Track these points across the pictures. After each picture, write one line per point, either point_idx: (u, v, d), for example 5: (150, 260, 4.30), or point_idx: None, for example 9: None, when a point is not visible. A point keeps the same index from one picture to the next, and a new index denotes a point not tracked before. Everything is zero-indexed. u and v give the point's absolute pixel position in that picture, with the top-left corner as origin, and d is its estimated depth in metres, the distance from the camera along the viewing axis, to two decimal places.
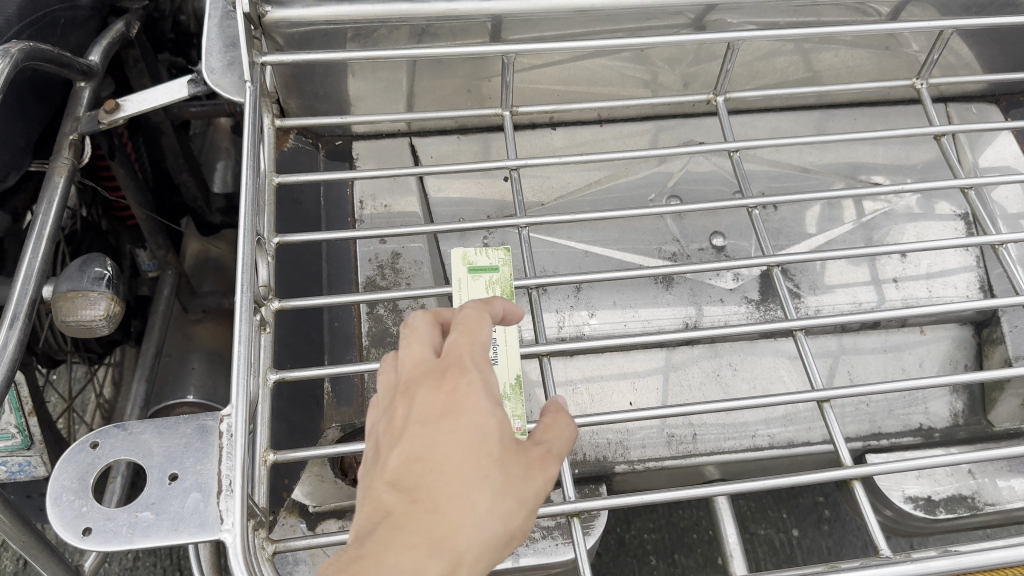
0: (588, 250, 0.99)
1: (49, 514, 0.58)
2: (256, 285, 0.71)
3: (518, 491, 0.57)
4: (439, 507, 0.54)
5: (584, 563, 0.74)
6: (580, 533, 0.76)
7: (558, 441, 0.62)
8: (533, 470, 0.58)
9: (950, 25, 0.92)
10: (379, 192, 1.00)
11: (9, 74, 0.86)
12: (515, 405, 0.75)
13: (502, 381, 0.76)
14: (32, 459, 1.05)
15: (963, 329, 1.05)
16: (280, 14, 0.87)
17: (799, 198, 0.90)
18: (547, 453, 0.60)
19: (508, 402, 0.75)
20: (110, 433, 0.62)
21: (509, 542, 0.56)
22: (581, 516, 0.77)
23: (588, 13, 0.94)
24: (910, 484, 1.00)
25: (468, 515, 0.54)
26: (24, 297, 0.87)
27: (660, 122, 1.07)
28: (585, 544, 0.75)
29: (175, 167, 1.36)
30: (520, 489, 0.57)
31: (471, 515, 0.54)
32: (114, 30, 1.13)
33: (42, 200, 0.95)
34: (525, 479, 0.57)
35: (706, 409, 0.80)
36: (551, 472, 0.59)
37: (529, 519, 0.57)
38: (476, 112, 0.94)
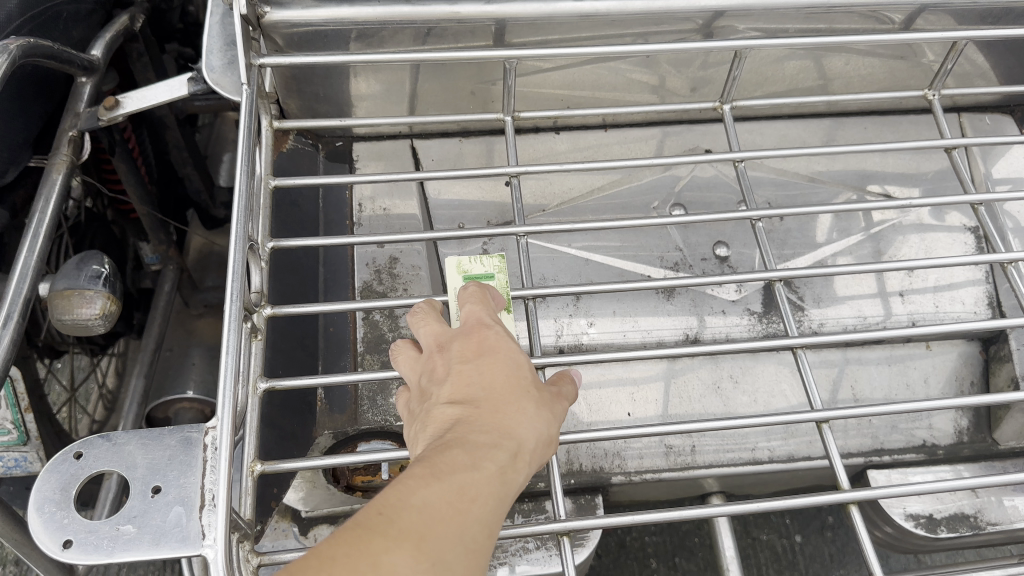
0: (589, 258, 0.98)
1: (30, 526, 0.57)
2: (247, 292, 0.70)
3: (554, 405, 0.65)
4: (501, 401, 0.61)
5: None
6: (569, 551, 0.76)
7: (571, 388, 0.70)
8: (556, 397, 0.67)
9: (964, 36, 0.90)
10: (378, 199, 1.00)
11: (6, 70, 0.85)
12: None
13: None
14: (29, 454, 1.05)
15: (970, 346, 1.03)
16: (280, 15, 0.86)
17: (805, 211, 0.89)
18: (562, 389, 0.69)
19: None
20: (94, 444, 0.61)
21: (551, 445, 0.63)
22: (570, 535, 0.76)
23: (593, 18, 0.93)
24: (912, 502, 0.98)
25: (525, 407, 0.62)
26: (18, 296, 0.87)
27: (665, 128, 1.06)
28: (574, 562, 0.75)
29: (179, 161, 1.35)
30: (552, 401, 0.65)
31: (525, 414, 0.61)
32: (117, 24, 1.13)
33: (40, 197, 0.94)
34: (552, 396, 0.66)
35: (706, 426, 0.78)
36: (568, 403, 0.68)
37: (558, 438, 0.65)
38: (477, 117, 0.93)
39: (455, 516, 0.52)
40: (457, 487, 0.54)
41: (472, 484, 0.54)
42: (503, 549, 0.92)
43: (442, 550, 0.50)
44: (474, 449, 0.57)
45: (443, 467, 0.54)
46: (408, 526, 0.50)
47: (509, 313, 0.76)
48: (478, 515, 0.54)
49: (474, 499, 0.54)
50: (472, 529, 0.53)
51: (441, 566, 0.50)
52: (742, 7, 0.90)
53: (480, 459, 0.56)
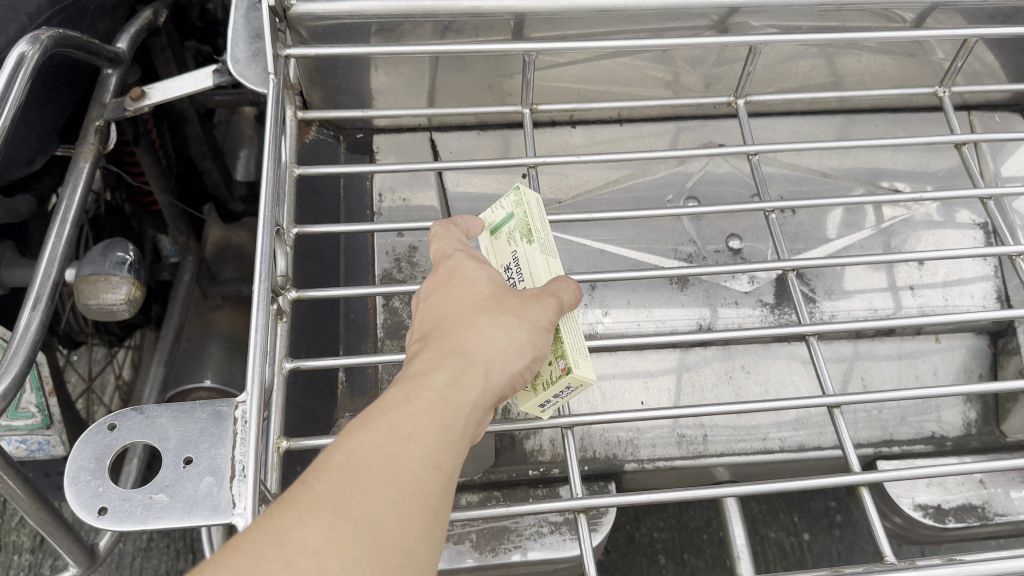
0: (605, 248, 1.00)
1: (67, 493, 0.59)
2: (274, 274, 0.72)
3: (520, 309, 0.64)
4: (451, 331, 0.62)
5: (587, 559, 0.72)
6: (586, 530, 0.75)
7: (558, 287, 0.68)
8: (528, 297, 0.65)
9: (974, 34, 0.92)
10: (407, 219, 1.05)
11: (38, 60, 0.88)
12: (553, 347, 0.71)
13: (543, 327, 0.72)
14: (51, 438, 1.08)
15: (978, 339, 1.04)
16: (306, 8, 0.89)
17: (816, 203, 0.90)
18: (541, 291, 0.67)
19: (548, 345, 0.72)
20: (128, 416, 0.63)
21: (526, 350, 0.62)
22: (588, 513, 0.76)
23: (610, 14, 0.95)
24: (920, 492, 1.00)
25: (474, 329, 0.62)
26: (48, 279, 0.89)
27: (679, 123, 1.08)
28: (590, 539, 0.74)
29: (199, 154, 1.36)
30: (518, 307, 0.64)
31: (479, 331, 0.61)
32: (141, 18, 1.15)
33: (68, 184, 0.97)
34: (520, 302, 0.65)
35: (720, 410, 0.80)
36: (549, 300, 0.66)
37: (539, 336, 0.64)
38: (496, 108, 0.95)
39: (387, 460, 0.52)
40: (389, 427, 0.53)
41: (408, 420, 0.54)
42: (518, 533, 0.94)
43: (369, 504, 0.50)
44: (412, 381, 0.57)
45: (376, 410, 0.55)
46: (329, 488, 0.50)
47: (532, 242, 0.73)
48: (414, 440, 0.53)
49: (408, 425, 0.54)
50: (410, 466, 0.52)
51: (368, 520, 0.49)
52: (756, 3, 0.92)
53: (418, 390, 0.56)
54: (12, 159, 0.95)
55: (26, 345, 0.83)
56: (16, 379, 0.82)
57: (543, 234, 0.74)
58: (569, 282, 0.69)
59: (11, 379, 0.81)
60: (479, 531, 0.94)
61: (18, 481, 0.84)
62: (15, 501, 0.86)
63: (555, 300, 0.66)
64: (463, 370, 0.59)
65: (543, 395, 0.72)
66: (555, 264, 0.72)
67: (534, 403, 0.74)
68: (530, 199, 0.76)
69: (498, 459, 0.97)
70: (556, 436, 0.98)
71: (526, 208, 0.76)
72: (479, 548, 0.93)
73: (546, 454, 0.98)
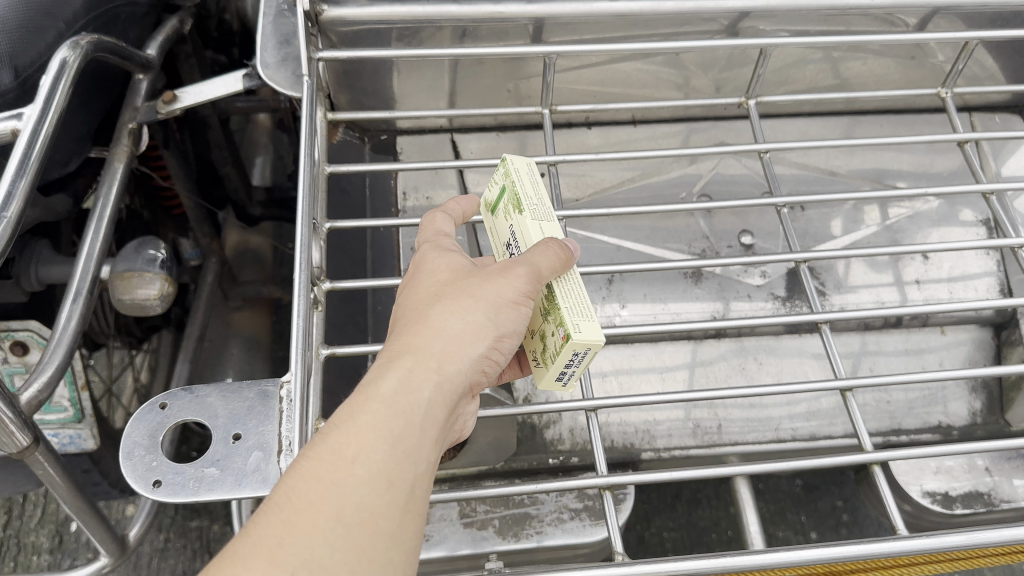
0: (621, 244, 1.04)
1: (122, 466, 0.62)
2: (311, 266, 0.76)
3: (478, 290, 0.67)
4: (405, 336, 0.66)
5: (614, 533, 0.75)
6: (612, 507, 0.78)
7: (534, 252, 0.70)
8: (487, 278, 0.68)
9: (976, 36, 0.96)
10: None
11: (79, 64, 0.92)
12: (555, 318, 0.71)
13: (548, 300, 0.73)
14: (82, 432, 1.11)
15: (983, 332, 1.07)
16: (336, 13, 0.92)
17: (826, 199, 0.94)
18: (511, 261, 0.70)
19: (551, 317, 0.72)
20: (178, 396, 0.67)
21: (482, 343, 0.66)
22: (613, 491, 0.79)
23: (627, 18, 0.99)
24: (928, 479, 1.03)
25: (429, 324, 0.66)
26: (86, 275, 0.93)
27: (691, 124, 1.12)
28: (616, 514, 0.77)
29: (220, 159, 1.39)
30: (474, 290, 0.68)
31: (432, 330, 0.65)
32: (168, 26, 1.19)
33: (103, 184, 1.00)
34: (478, 284, 0.68)
35: (737, 393, 0.83)
36: (517, 268, 0.68)
37: (496, 324, 0.68)
38: (518, 109, 0.99)
39: (330, 487, 0.55)
40: (333, 450, 0.57)
41: (351, 441, 0.58)
42: (539, 519, 0.97)
43: (313, 537, 0.53)
44: (360, 395, 0.60)
45: (323, 433, 0.58)
46: (274, 528, 0.53)
47: (522, 211, 0.74)
48: (367, 443, 0.58)
49: (361, 429, 0.58)
50: (354, 488, 0.56)
51: (313, 554, 0.52)
52: (767, 7, 0.97)
53: (366, 403, 0.60)
54: (51, 160, 0.98)
55: (66, 339, 0.88)
56: (57, 370, 0.86)
57: (533, 201, 0.76)
58: (545, 244, 0.70)
59: (53, 368, 0.85)
60: (502, 517, 0.97)
61: (56, 467, 0.88)
62: (53, 488, 0.91)
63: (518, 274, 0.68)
64: (416, 366, 0.63)
65: (553, 369, 0.72)
66: (547, 229, 0.73)
67: (551, 378, 0.74)
68: (515, 170, 0.77)
69: (520, 448, 1.01)
70: (575, 425, 1.02)
71: (513, 180, 0.77)
72: (502, 534, 0.96)
73: (565, 443, 1.02)
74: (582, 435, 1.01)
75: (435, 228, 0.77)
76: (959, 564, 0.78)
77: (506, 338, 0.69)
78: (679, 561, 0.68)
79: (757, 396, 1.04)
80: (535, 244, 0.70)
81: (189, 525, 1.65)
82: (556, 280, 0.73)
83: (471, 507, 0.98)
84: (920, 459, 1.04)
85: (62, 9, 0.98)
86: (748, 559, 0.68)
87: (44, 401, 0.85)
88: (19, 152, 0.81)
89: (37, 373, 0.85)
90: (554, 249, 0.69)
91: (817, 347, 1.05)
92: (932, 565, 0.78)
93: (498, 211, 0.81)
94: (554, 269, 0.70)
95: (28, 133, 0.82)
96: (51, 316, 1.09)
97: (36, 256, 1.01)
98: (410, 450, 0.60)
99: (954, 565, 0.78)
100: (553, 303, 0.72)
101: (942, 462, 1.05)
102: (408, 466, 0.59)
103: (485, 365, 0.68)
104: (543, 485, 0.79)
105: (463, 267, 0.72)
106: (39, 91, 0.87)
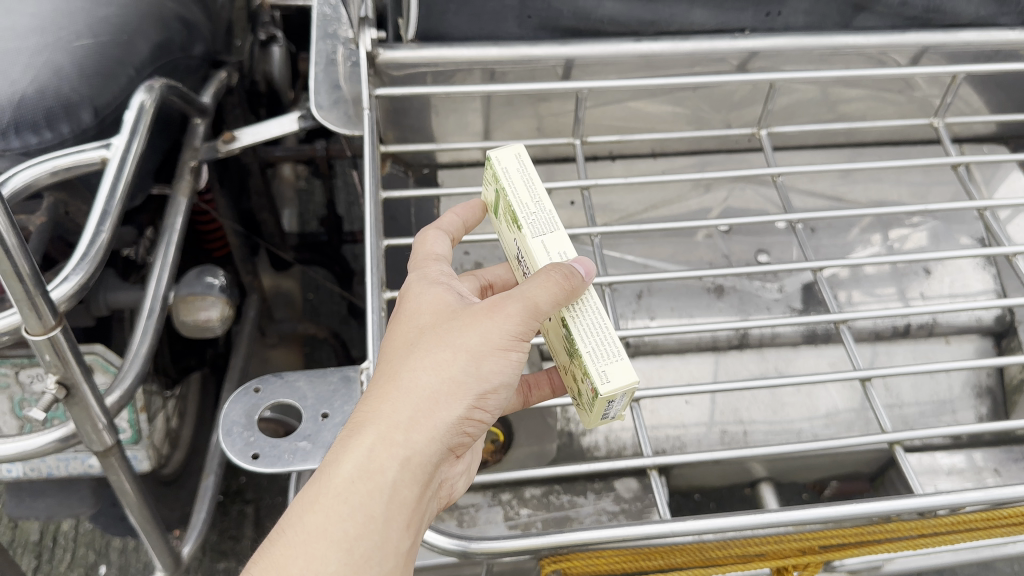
0: (646, 263, 1.14)
1: (225, 442, 0.74)
2: (378, 274, 0.86)
3: (455, 342, 0.72)
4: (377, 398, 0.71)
5: (660, 498, 0.86)
6: (659, 484, 0.89)
7: (535, 282, 0.73)
8: (468, 325, 0.72)
9: (963, 69, 1.07)
10: (471, 250, 1.19)
11: (153, 106, 1.01)
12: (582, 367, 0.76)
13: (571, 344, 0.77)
14: (139, 453, 1.17)
15: (984, 341, 1.15)
16: (391, 55, 1.02)
17: (834, 214, 1.07)
18: (504, 297, 0.73)
19: (579, 365, 0.76)
20: (269, 381, 0.79)
21: (452, 406, 0.71)
22: (657, 471, 0.90)
23: (647, 59, 1.10)
24: (942, 480, 1.10)
25: (404, 382, 0.70)
26: (158, 296, 1.00)
27: (706, 156, 1.23)
28: (662, 487, 0.88)
29: (259, 206, 1.47)
30: (453, 342, 0.72)
31: (400, 393, 0.70)
32: (218, 78, 1.31)
33: (168, 216, 1.09)
34: (459, 336, 0.72)
35: (763, 385, 0.94)
36: (510, 305, 0.72)
37: (470, 380, 0.71)
38: (552, 140, 1.10)
39: None
40: (285, 558, 0.63)
41: (305, 546, 0.64)
42: (580, 520, 1.03)
43: None
44: (320, 482, 0.66)
45: (285, 532, 0.65)
46: None
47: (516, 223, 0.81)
48: (323, 549, 0.64)
49: (317, 530, 0.65)
50: None
51: None
52: (774, 47, 1.07)
53: (324, 494, 0.66)
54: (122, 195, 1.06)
55: (141, 359, 0.94)
56: (134, 379, 0.93)
57: (528, 208, 0.82)
58: (545, 276, 0.72)
59: (131, 378, 0.93)
60: (544, 519, 1.03)
61: (129, 474, 0.93)
62: (123, 499, 0.96)
63: (499, 323, 0.72)
64: (383, 443, 0.68)
65: (592, 413, 0.77)
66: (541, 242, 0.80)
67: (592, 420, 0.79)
68: (505, 178, 0.83)
69: (560, 454, 1.07)
70: (611, 433, 1.08)
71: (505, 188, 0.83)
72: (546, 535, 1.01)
73: (600, 450, 1.08)
74: (617, 442, 1.07)
75: (428, 250, 0.84)
76: (976, 536, 0.85)
77: (492, 387, 0.73)
78: (727, 519, 0.77)
79: (778, 404, 1.11)
80: (540, 269, 0.73)
81: (216, 566, 1.64)
82: (571, 320, 0.77)
83: (515, 511, 1.04)
84: (933, 461, 1.12)
85: (132, 58, 1.08)
86: (784, 516, 0.77)
87: (124, 406, 0.92)
88: (109, 179, 0.90)
89: (118, 381, 0.92)
90: (555, 282, 0.72)
91: (832, 358, 1.11)
92: (953, 535, 0.84)
93: (500, 216, 0.88)
94: (555, 299, 0.73)
95: (116, 163, 0.92)
96: (112, 341, 1.17)
97: (105, 283, 1.08)
98: (367, 542, 0.66)
99: (972, 534, 0.85)
100: (574, 347, 0.76)
101: (954, 464, 1.12)
102: (367, 563, 0.65)
103: (470, 419, 0.73)
104: (595, 465, 0.90)
105: (449, 303, 0.76)
106: (121, 127, 0.97)
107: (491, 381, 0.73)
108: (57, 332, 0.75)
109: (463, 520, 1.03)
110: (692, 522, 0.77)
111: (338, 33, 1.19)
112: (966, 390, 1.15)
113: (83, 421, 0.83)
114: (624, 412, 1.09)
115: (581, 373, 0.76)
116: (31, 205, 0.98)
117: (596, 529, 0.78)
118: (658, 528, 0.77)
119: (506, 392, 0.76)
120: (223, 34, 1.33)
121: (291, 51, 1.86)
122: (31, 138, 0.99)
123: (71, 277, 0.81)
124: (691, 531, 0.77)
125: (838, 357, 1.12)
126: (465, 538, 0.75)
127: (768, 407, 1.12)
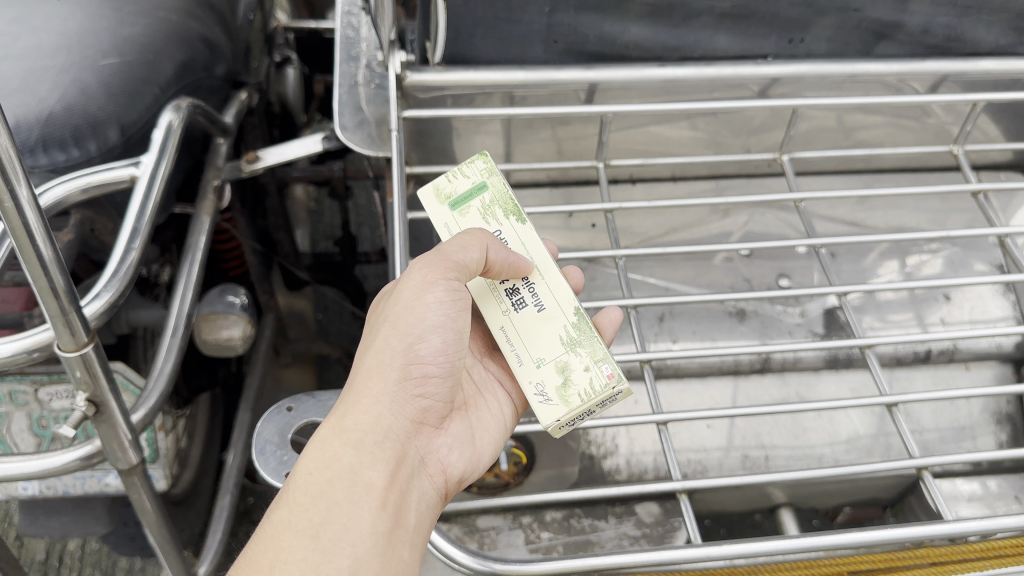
0: (668, 286, 1.14)
1: (259, 460, 0.88)
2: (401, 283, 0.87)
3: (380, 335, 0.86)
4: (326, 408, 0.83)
5: (689, 523, 0.85)
6: (688, 508, 0.88)
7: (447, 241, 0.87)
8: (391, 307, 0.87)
9: (984, 98, 1.08)
10: None
11: (181, 125, 1.02)
12: (562, 396, 0.92)
13: (544, 380, 0.93)
14: (156, 472, 1.16)
15: (1004, 367, 1.15)
16: (417, 77, 1.03)
17: (856, 239, 1.07)
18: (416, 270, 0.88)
19: (560, 392, 0.92)
20: (301, 401, 0.96)
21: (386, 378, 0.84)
22: (685, 495, 0.90)
23: (669, 85, 1.11)
24: (963, 506, 1.10)
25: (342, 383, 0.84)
26: (181, 314, 1.00)
27: (725, 181, 1.24)
28: (692, 511, 0.87)
29: (275, 226, 1.47)
30: (379, 333, 0.86)
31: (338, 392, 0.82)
32: (240, 98, 1.32)
33: (192, 234, 1.09)
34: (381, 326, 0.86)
35: (788, 409, 0.94)
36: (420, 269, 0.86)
37: (399, 353, 0.85)
38: (576, 163, 1.11)
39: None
40: (265, 554, 0.72)
41: (280, 541, 0.73)
42: (601, 544, 1.02)
43: None
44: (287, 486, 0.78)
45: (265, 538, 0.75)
46: None
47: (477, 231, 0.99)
48: (298, 537, 0.73)
49: (287, 523, 0.74)
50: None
51: None
52: (796, 74, 1.07)
53: (288, 493, 0.76)
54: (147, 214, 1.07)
55: (165, 377, 0.94)
56: (159, 399, 0.93)
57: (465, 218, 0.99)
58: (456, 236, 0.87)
59: (155, 398, 0.92)
60: (565, 543, 1.02)
61: (151, 494, 0.93)
62: (142, 517, 0.95)
63: (402, 285, 0.85)
64: (325, 437, 0.79)
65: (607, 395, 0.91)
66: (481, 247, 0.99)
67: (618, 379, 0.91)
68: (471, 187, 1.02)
69: (580, 478, 1.07)
70: (632, 456, 1.08)
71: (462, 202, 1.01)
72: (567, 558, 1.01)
73: (622, 474, 1.07)
74: (639, 466, 1.07)
75: None
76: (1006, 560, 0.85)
77: (422, 349, 0.85)
78: (761, 543, 0.76)
79: (800, 429, 1.11)
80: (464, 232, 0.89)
81: None
82: (523, 372, 0.93)
83: (536, 534, 1.03)
84: (954, 487, 1.11)
85: (157, 77, 1.09)
86: (817, 540, 0.77)
87: (147, 425, 0.92)
88: (140, 198, 0.90)
89: (142, 400, 0.91)
90: (467, 237, 0.87)
91: (854, 383, 1.11)
92: (982, 562, 0.85)
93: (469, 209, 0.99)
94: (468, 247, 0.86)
95: (145, 182, 0.92)
96: (129, 359, 1.17)
97: (128, 302, 1.08)
98: (335, 520, 0.75)
99: (1001, 562, 0.85)
100: (543, 391, 0.92)
101: (974, 491, 1.11)
102: (340, 543, 0.73)
103: (410, 384, 0.85)
104: (624, 488, 0.90)
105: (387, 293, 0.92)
106: (150, 146, 0.98)
107: (417, 337, 0.85)
108: (89, 348, 0.75)
109: (484, 543, 1.02)
110: (725, 547, 0.76)
111: (361, 56, 1.19)
112: (985, 416, 1.15)
113: (109, 439, 0.83)
114: (645, 436, 1.09)
115: (565, 394, 0.92)
116: (58, 222, 0.98)
117: (630, 551, 0.77)
118: (692, 552, 0.76)
119: (444, 352, 0.87)
120: (243, 55, 1.34)
121: (308, 73, 1.87)
122: (59, 156, 0.98)
123: (103, 295, 0.81)
124: (723, 556, 0.76)
125: (859, 383, 1.11)
126: (491, 559, 0.74)
127: (790, 431, 1.12)
